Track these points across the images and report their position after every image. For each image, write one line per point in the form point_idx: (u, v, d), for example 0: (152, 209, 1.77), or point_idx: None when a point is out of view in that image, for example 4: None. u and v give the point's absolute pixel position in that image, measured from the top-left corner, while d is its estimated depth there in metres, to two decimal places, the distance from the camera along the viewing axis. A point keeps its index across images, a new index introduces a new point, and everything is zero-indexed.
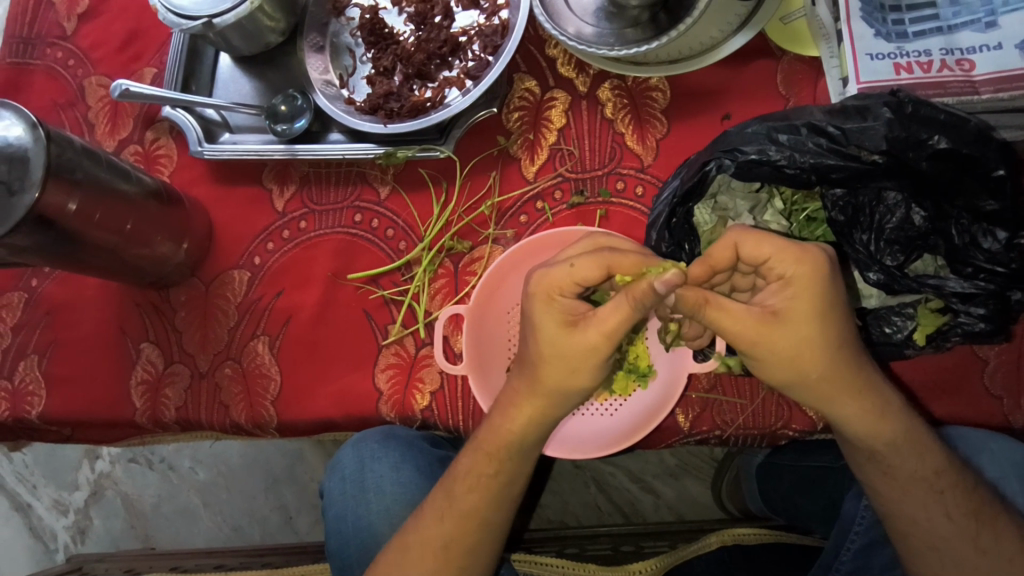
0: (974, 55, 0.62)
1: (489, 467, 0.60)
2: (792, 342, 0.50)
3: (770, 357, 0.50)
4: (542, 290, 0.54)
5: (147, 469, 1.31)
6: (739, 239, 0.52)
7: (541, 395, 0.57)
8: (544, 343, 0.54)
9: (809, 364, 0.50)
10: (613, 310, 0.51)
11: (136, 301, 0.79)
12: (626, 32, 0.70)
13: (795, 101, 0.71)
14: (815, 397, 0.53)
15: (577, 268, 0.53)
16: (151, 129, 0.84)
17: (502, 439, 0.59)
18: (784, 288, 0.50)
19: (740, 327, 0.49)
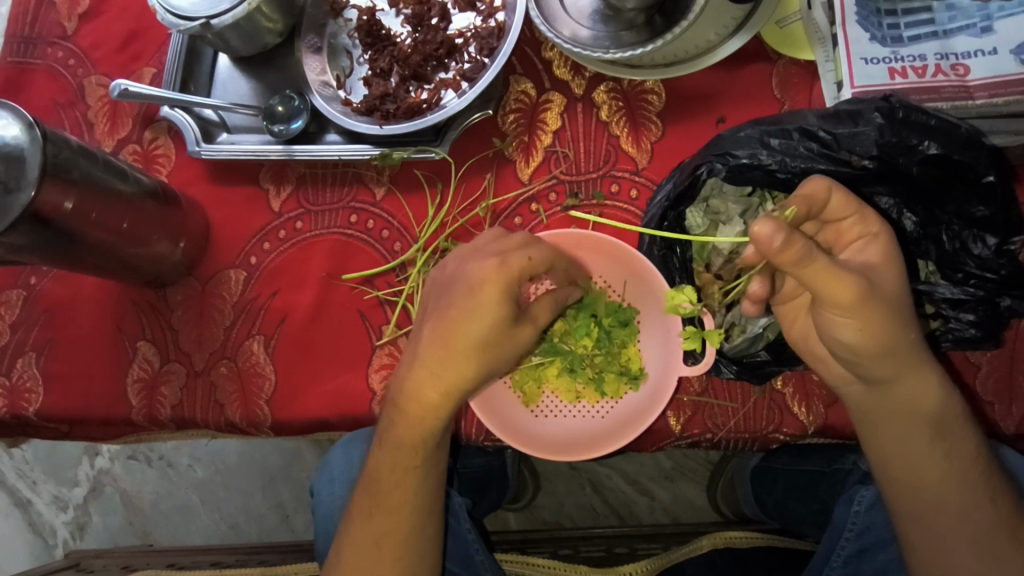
0: (969, 60, 0.62)
1: (410, 462, 0.60)
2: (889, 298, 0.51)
3: (873, 315, 0.50)
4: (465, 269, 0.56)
5: (146, 466, 1.32)
6: (834, 185, 0.53)
7: (445, 359, 0.55)
8: (457, 303, 0.55)
9: (908, 324, 0.51)
10: (504, 304, 0.55)
11: (133, 299, 0.79)
12: (622, 35, 0.70)
13: (790, 105, 0.71)
14: (890, 370, 0.53)
15: (508, 257, 0.56)
16: (149, 129, 0.84)
17: (412, 433, 0.59)
18: (870, 245, 0.54)
19: (848, 286, 0.48)
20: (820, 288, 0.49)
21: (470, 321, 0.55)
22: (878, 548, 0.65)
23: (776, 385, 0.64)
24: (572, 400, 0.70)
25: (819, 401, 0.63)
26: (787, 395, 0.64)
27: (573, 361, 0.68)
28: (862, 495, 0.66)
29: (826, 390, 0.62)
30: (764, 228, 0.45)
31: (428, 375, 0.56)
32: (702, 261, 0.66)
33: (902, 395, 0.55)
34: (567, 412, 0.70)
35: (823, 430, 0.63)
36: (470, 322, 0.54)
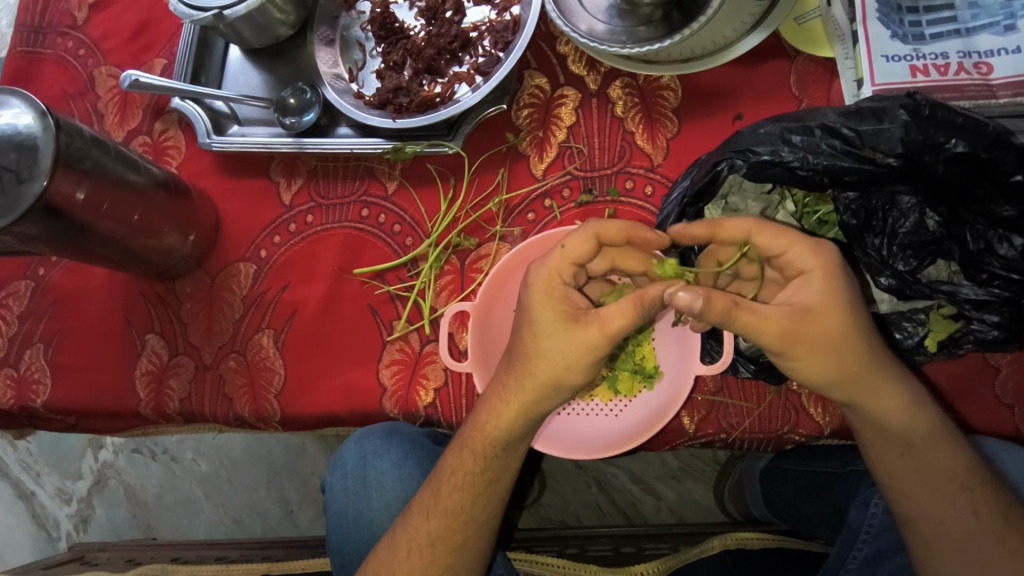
0: (993, 58, 0.62)
1: (476, 466, 0.60)
2: (823, 335, 0.49)
3: (805, 354, 0.49)
4: (544, 276, 0.55)
5: (150, 460, 1.32)
6: (754, 226, 0.54)
7: (528, 390, 0.56)
8: (542, 333, 0.54)
9: (846, 359, 0.50)
10: (619, 310, 0.52)
11: (142, 291, 0.79)
12: (639, 30, 0.69)
13: (808, 103, 0.70)
14: (847, 396, 0.52)
15: (568, 248, 0.56)
16: (159, 120, 0.84)
17: (485, 435, 0.59)
18: (810, 280, 0.51)
19: (775, 332, 0.48)
20: (753, 335, 0.49)
21: (541, 336, 0.54)
22: (892, 553, 0.64)
23: (792, 386, 0.63)
24: (587, 399, 0.70)
25: (835, 402, 0.62)
26: (803, 396, 0.63)
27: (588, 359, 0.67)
28: (878, 497, 0.66)
29: None
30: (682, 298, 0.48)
31: (511, 386, 0.57)
32: None
33: (869, 416, 0.54)
34: (580, 411, 0.69)
35: (838, 432, 0.62)
36: (541, 337, 0.54)
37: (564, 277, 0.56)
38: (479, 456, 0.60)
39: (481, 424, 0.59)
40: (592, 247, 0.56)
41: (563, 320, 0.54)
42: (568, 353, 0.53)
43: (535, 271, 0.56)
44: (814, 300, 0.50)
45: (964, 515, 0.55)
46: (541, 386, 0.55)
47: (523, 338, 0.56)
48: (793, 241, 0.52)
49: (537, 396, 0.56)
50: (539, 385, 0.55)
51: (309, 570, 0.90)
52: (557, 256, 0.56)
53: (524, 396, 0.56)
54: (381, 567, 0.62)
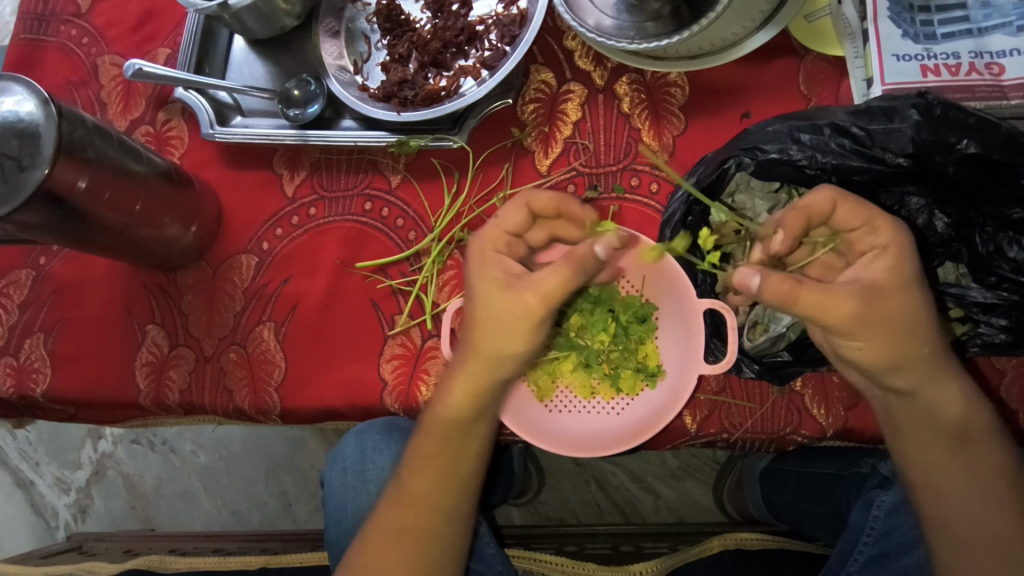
0: (1005, 59, 0.61)
1: (438, 449, 0.61)
2: (898, 312, 0.49)
3: (876, 335, 0.49)
4: (478, 247, 0.58)
5: (149, 451, 1.32)
6: (840, 197, 0.52)
7: (477, 362, 0.57)
8: (480, 298, 0.56)
9: (916, 343, 0.50)
10: (551, 272, 0.54)
11: (142, 282, 0.78)
12: (647, 26, 0.69)
13: (817, 101, 0.69)
14: (907, 381, 0.52)
15: (504, 218, 0.59)
16: (162, 110, 0.83)
17: (449, 417, 0.60)
18: (877, 260, 0.51)
19: (850, 310, 0.48)
20: (827, 316, 0.48)
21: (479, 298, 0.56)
22: (898, 553, 0.63)
23: (795, 386, 0.63)
24: (586, 395, 0.68)
25: (839, 403, 0.61)
26: (806, 397, 0.62)
27: (588, 357, 0.68)
28: (880, 500, 0.66)
29: (846, 391, 0.61)
30: (741, 274, 0.50)
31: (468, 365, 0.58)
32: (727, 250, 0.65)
33: (923, 406, 0.54)
34: (580, 408, 0.68)
35: (842, 433, 0.62)
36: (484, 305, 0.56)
37: (499, 248, 0.59)
38: None
39: (441, 407, 0.60)
40: (524, 217, 0.59)
41: (496, 285, 0.56)
42: (505, 317, 0.55)
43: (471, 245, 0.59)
44: (884, 278, 0.50)
45: (968, 517, 0.55)
46: (495, 357, 0.57)
47: (469, 308, 0.58)
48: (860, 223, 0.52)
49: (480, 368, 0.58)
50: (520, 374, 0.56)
51: (306, 564, 0.90)
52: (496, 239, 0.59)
53: (474, 368, 0.58)
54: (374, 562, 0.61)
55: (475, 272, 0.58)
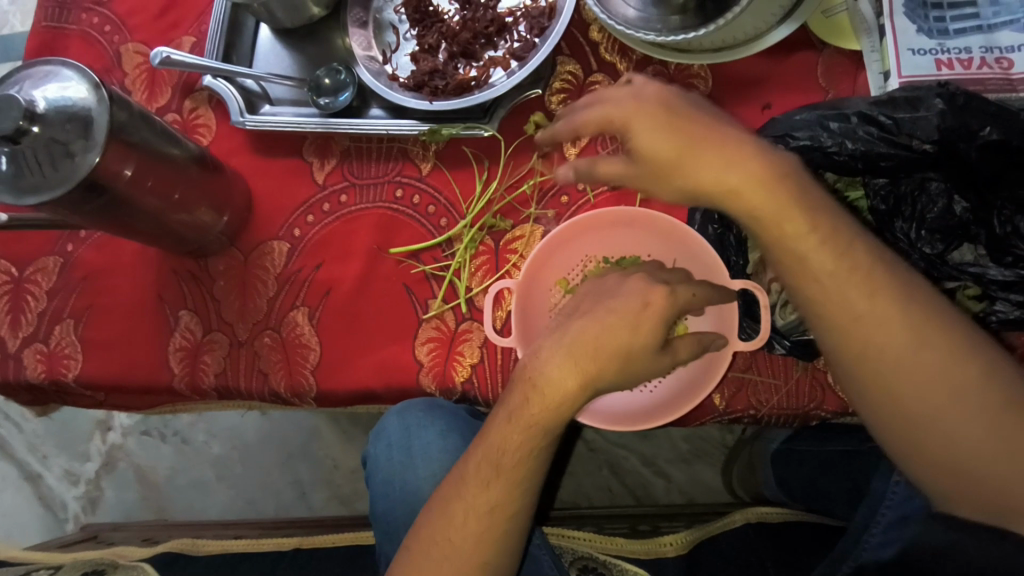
0: (1013, 54, 0.65)
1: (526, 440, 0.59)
2: (785, 222, 0.49)
3: (834, 290, 0.50)
4: (664, 308, 0.56)
5: (160, 442, 1.32)
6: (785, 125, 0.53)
7: (586, 359, 0.54)
8: (641, 337, 0.55)
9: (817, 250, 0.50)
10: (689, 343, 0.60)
11: (174, 268, 0.79)
12: (672, 19, 0.72)
13: (835, 93, 0.72)
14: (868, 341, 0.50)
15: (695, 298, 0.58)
16: (190, 99, 0.84)
17: (550, 411, 0.56)
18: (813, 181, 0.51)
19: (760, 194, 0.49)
20: (739, 206, 0.50)
21: (637, 337, 0.55)
22: (919, 519, 0.68)
23: (818, 364, 0.66)
24: None
25: None
26: (828, 374, 0.66)
27: None
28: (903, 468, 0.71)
29: None
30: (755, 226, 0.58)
31: (580, 369, 0.54)
32: (757, 240, 0.67)
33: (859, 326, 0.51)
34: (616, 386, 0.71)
35: None
36: (632, 330, 0.55)
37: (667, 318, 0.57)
38: None
39: (544, 390, 0.55)
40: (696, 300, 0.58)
41: (656, 343, 0.55)
42: (641, 373, 0.57)
43: (637, 294, 0.57)
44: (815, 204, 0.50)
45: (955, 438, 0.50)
46: (628, 366, 0.55)
47: (614, 322, 0.55)
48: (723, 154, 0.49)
49: (597, 368, 0.54)
50: (607, 359, 0.54)
51: (338, 544, 0.91)
52: (640, 275, 0.60)
53: (594, 363, 0.54)
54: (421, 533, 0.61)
55: (630, 306, 0.56)
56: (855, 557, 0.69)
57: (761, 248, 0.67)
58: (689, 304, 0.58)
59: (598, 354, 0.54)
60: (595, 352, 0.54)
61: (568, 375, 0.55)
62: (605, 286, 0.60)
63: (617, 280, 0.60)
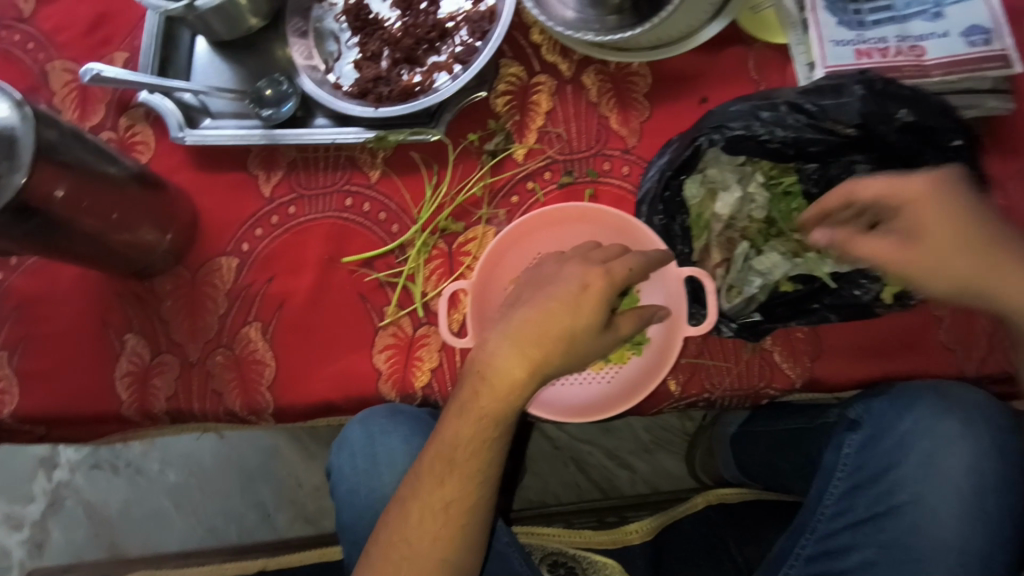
0: (926, 42, 0.69)
1: (493, 431, 0.60)
2: (944, 252, 0.57)
3: (920, 226, 0.57)
4: (598, 287, 0.59)
5: (112, 475, 1.26)
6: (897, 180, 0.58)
7: (530, 346, 0.58)
8: (578, 319, 0.58)
9: (955, 259, 0.56)
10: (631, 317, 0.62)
11: (117, 290, 0.76)
12: (609, 19, 0.74)
13: (766, 85, 0.76)
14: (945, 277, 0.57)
15: (632, 272, 0.60)
16: (124, 115, 0.81)
17: (505, 403, 0.59)
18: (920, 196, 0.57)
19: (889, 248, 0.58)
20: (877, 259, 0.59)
21: (575, 319, 0.58)
22: (869, 485, 0.71)
23: (765, 345, 0.68)
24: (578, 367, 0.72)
25: (805, 355, 0.68)
26: (775, 353, 0.68)
27: None
28: (850, 440, 0.73)
29: (811, 345, 0.68)
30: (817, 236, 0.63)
31: (529, 355, 0.58)
32: (700, 228, 0.70)
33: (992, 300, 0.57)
34: (572, 381, 0.72)
35: (809, 383, 0.68)
36: (573, 315, 0.58)
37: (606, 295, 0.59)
38: (482, 425, 0.60)
39: (492, 378, 0.59)
40: (635, 273, 0.60)
41: (597, 323, 0.59)
42: (581, 353, 0.59)
43: (576, 275, 0.60)
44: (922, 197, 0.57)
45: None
46: (572, 348, 0.58)
47: (554, 306, 0.58)
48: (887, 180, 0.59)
49: (544, 355, 0.58)
50: (551, 343, 0.58)
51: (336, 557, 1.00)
52: (578, 257, 0.62)
53: (543, 350, 0.58)
54: (392, 536, 0.62)
55: (569, 288, 0.59)
56: (810, 529, 0.72)
57: (705, 235, 0.70)
58: (628, 279, 0.60)
59: (542, 340, 0.58)
60: (539, 339, 0.58)
61: (518, 364, 0.58)
62: (545, 272, 0.63)
63: (561, 262, 0.63)
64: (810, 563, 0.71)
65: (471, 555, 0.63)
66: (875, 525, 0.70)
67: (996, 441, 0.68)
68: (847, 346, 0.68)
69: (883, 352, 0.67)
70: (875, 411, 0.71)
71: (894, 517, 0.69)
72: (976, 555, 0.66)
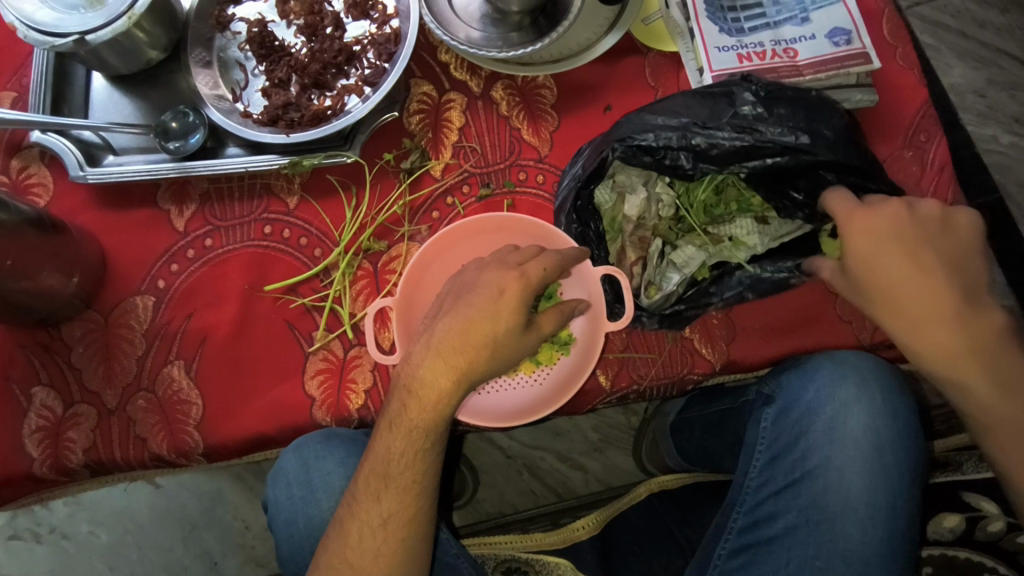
0: (796, 44, 0.77)
1: (425, 441, 0.61)
2: (910, 286, 0.63)
3: (862, 241, 0.64)
4: (514, 290, 0.61)
5: (34, 544, 1.17)
6: (853, 208, 0.65)
7: (456, 356, 0.60)
8: (499, 325, 0.60)
9: (921, 289, 0.62)
10: (550, 317, 0.64)
11: (19, 341, 0.72)
12: (511, 36, 0.78)
13: (663, 91, 0.81)
14: (900, 304, 0.63)
15: (547, 273, 0.62)
16: (16, 157, 0.77)
17: (434, 411, 0.60)
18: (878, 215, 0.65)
19: (888, 270, 0.63)
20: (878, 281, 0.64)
21: (497, 324, 0.60)
22: (787, 454, 0.77)
23: (685, 333, 0.72)
24: (512, 373, 0.74)
25: (721, 339, 0.72)
26: (694, 340, 0.72)
27: None
28: (766, 414, 0.79)
29: (726, 329, 0.72)
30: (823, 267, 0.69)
31: (458, 363, 0.60)
32: (614, 231, 0.74)
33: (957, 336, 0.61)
34: (508, 386, 0.74)
35: (728, 365, 0.72)
36: (493, 320, 0.60)
37: (525, 295, 0.61)
38: (419, 432, 0.61)
39: (421, 390, 0.60)
40: (553, 273, 0.63)
41: (517, 325, 0.61)
42: (508, 354, 0.61)
43: (494, 279, 0.61)
44: (895, 225, 0.64)
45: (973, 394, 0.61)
46: (496, 355, 0.60)
47: (474, 311, 0.60)
48: (869, 209, 0.65)
49: (468, 363, 0.60)
50: (474, 352, 0.60)
51: None
52: (495, 262, 0.64)
53: (467, 358, 0.60)
54: (339, 559, 0.62)
55: (487, 295, 0.60)
56: (739, 503, 0.77)
57: (619, 238, 0.74)
58: (544, 279, 0.62)
59: (463, 347, 0.60)
60: (464, 345, 0.59)
61: (443, 374, 0.60)
62: (465, 279, 0.64)
63: (481, 266, 0.64)
64: (742, 535, 0.76)
65: (415, 568, 0.63)
66: (794, 490, 0.75)
67: (887, 401, 0.74)
68: (757, 327, 0.73)
69: (789, 328, 0.72)
70: (786, 385, 0.77)
71: (812, 480, 0.74)
72: (882, 506, 0.72)
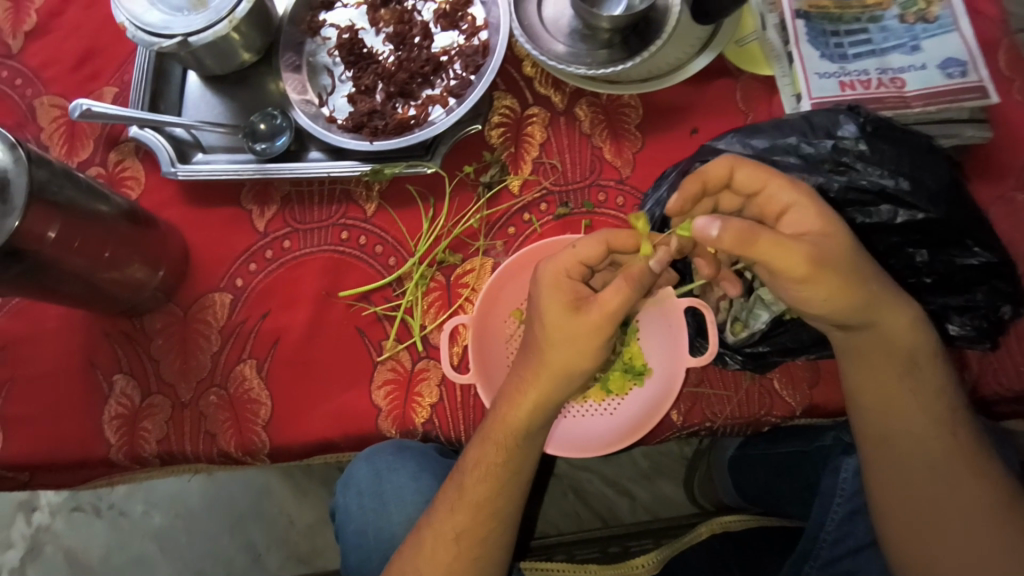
0: (905, 74, 0.72)
1: (499, 457, 0.60)
2: (832, 282, 0.52)
3: (798, 214, 0.55)
4: (550, 274, 0.57)
5: (94, 518, 1.22)
6: (736, 163, 0.57)
7: (541, 377, 0.57)
8: (549, 324, 0.56)
9: (852, 289, 0.53)
10: (614, 293, 0.54)
11: (104, 328, 0.74)
12: (600, 53, 0.77)
13: (754, 116, 0.77)
14: (820, 277, 0.52)
15: (579, 247, 0.57)
16: (114, 150, 0.80)
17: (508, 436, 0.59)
18: (798, 210, 0.55)
19: (801, 257, 0.51)
20: (778, 263, 0.51)
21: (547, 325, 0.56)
22: (867, 510, 0.72)
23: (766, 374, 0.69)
24: (580, 400, 0.72)
25: (804, 381, 0.68)
26: (776, 380, 0.69)
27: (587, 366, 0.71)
28: (847, 464, 0.74)
29: (809, 371, 0.68)
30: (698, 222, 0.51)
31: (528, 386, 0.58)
32: None
33: (879, 334, 0.57)
34: (577, 413, 0.72)
35: (809, 410, 0.68)
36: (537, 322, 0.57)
37: (571, 274, 0.57)
38: (497, 451, 0.60)
39: (504, 410, 0.59)
40: (602, 250, 0.57)
41: (568, 312, 0.56)
42: (575, 340, 0.56)
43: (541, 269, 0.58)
44: (819, 210, 0.54)
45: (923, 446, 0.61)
46: (563, 371, 0.57)
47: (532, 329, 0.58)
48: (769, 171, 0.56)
49: (542, 385, 0.58)
50: (551, 374, 0.57)
51: None
52: None
53: (543, 387, 0.57)
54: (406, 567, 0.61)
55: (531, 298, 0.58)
56: (813, 556, 0.73)
57: None
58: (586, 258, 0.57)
59: (534, 369, 0.58)
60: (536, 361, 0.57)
61: (522, 396, 0.58)
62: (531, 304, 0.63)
63: None
64: None
65: None
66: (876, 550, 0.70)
67: None
68: None
69: None
70: None
71: None
72: None
